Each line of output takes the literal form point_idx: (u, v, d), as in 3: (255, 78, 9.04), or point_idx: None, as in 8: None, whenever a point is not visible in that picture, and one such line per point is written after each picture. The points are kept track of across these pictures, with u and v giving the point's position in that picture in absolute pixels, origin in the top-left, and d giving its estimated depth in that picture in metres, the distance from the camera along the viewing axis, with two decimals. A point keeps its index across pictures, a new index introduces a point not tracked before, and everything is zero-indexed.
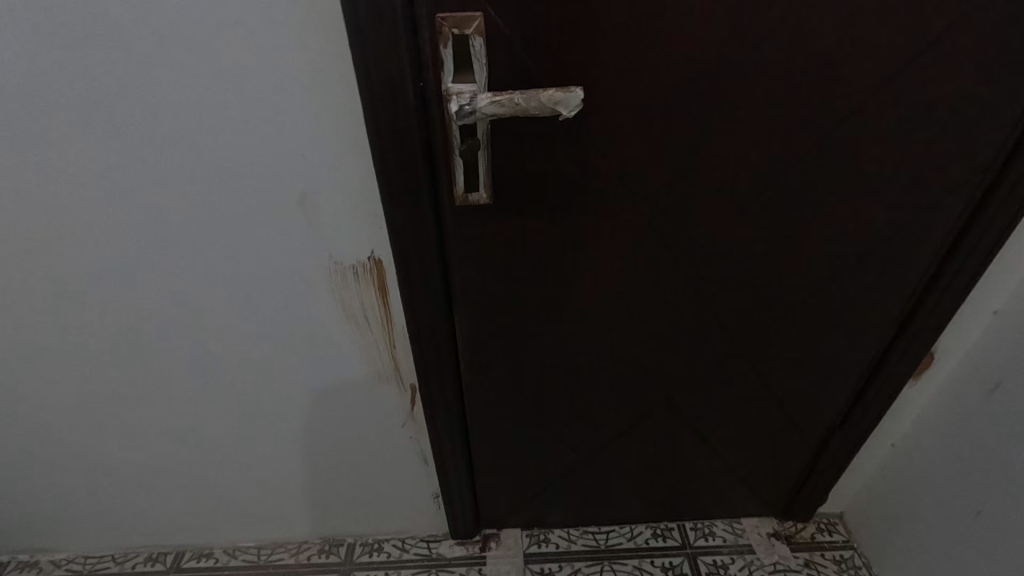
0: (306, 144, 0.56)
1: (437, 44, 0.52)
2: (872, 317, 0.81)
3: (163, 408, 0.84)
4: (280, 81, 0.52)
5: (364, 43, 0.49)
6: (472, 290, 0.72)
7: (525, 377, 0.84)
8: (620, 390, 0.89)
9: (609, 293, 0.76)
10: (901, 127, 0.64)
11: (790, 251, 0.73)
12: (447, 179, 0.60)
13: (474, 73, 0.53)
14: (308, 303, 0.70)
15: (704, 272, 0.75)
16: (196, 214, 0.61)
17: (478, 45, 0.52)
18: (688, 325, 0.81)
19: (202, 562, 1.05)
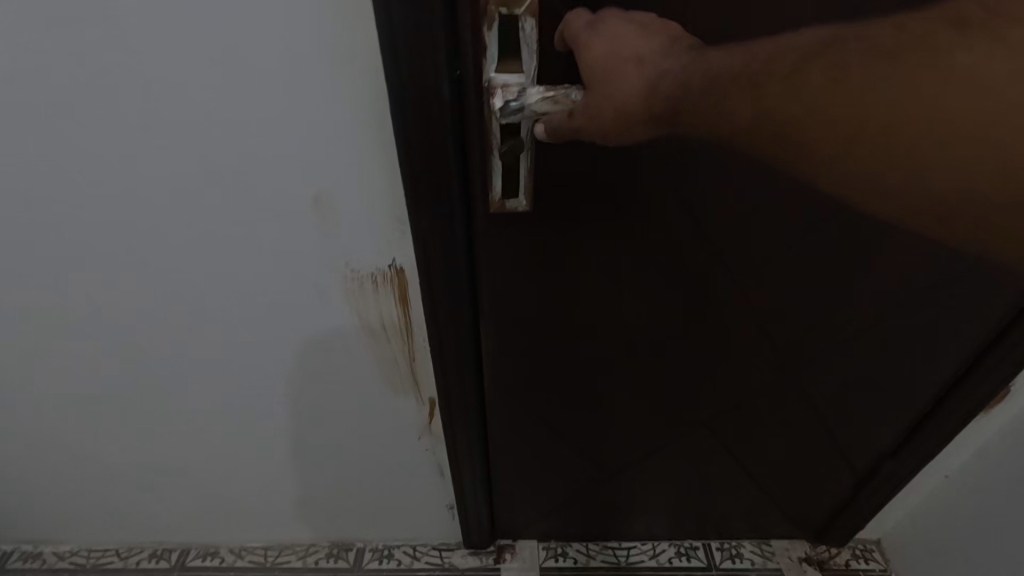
0: (322, 140, 0.49)
1: (479, 27, 0.43)
2: (944, 345, 0.73)
3: (167, 410, 0.79)
4: (292, 66, 0.44)
5: (393, 26, 0.41)
6: (501, 303, 0.65)
7: (553, 392, 0.78)
8: (655, 409, 0.83)
9: (652, 309, 0.69)
10: None
11: (862, 272, 0.65)
12: (482, 184, 0.53)
13: (522, 61, 0.46)
14: (322, 310, 0.64)
15: (760, 290, 0.67)
16: (197, 213, 0.54)
17: (529, 29, 0.44)
18: (735, 342, 0.74)
19: (208, 561, 1.02)
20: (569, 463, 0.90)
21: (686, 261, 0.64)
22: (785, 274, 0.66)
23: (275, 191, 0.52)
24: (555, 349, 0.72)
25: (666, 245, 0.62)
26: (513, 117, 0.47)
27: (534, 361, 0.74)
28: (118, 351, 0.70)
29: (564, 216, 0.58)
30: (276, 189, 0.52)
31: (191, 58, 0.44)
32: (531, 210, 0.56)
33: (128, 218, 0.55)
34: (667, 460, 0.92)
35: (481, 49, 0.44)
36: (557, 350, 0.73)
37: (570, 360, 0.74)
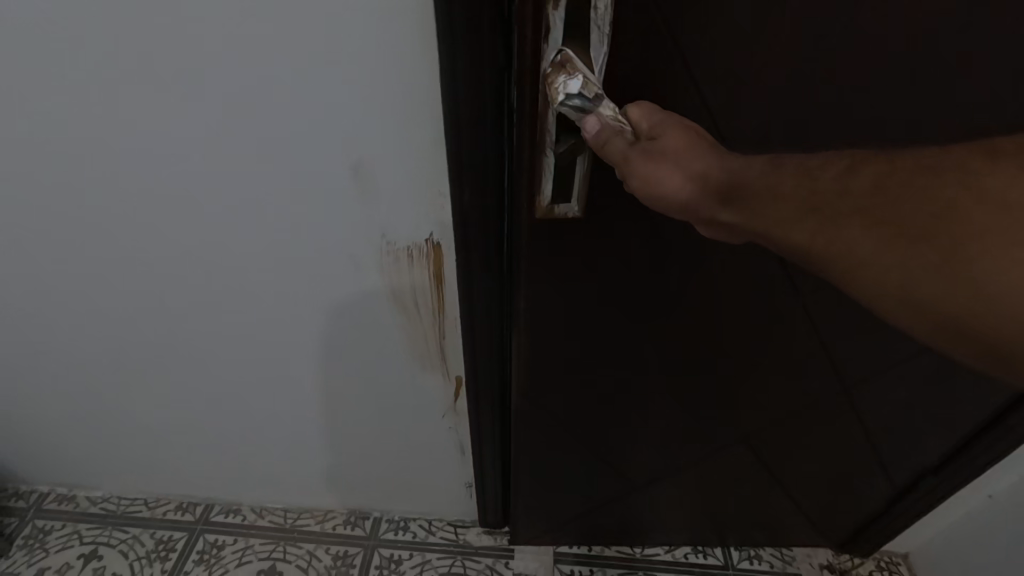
0: (366, 108, 0.47)
1: (543, 2, 0.39)
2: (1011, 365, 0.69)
3: (199, 369, 0.80)
4: (341, 26, 0.42)
5: None
6: (538, 312, 0.62)
7: (583, 402, 0.76)
8: (686, 420, 0.80)
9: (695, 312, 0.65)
10: None
11: None
12: (529, 186, 0.50)
13: (592, 45, 0.42)
14: (358, 282, 0.63)
15: (813, 298, 0.64)
16: (237, 173, 0.53)
17: (602, 7, 0.40)
18: (777, 350, 0.70)
19: (231, 518, 1.05)
20: (593, 470, 0.88)
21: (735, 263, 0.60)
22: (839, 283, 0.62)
23: (315, 155, 0.51)
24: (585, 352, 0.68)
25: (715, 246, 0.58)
26: (575, 108, 0.43)
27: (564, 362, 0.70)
28: (155, 309, 0.71)
29: (610, 215, 0.54)
30: (315, 153, 0.51)
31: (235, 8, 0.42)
32: (580, 215, 0.53)
33: (169, 174, 0.54)
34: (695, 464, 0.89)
35: (542, 30, 0.41)
36: (590, 353, 0.68)
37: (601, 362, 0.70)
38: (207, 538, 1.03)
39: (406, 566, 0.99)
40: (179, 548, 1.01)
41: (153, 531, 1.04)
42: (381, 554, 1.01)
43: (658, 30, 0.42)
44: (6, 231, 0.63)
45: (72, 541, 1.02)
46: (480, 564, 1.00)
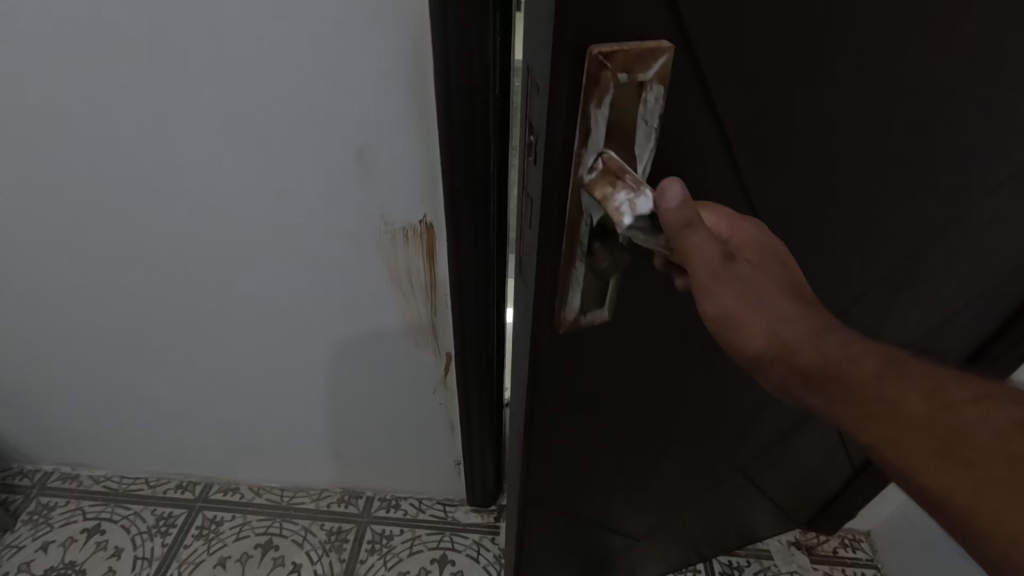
0: (370, 105, 0.53)
1: (582, 101, 0.30)
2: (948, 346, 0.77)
3: (204, 349, 0.85)
4: (351, 32, 0.48)
5: (447, 17, 0.45)
6: (554, 422, 0.53)
7: (594, 489, 0.68)
8: (693, 468, 0.77)
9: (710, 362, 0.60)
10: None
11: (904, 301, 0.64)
12: (552, 304, 0.40)
13: (637, 147, 0.33)
14: (357, 263, 0.69)
15: None
16: (253, 159, 0.59)
17: (654, 100, 0.31)
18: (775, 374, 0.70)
19: (229, 496, 1.10)
20: (601, 539, 0.82)
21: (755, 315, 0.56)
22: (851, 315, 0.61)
23: (323, 142, 0.57)
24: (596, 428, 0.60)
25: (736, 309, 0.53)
26: (640, 233, 0.33)
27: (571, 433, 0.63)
28: (165, 288, 0.77)
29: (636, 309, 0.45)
30: (324, 140, 0.56)
31: (260, 8, 0.47)
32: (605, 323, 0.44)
33: (191, 158, 0.60)
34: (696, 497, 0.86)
35: (582, 130, 0.31)
36: (606, 435, 0.59)
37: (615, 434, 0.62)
38: (207, 514, 1.07)
39: (397, 542, 1.04)
40: (179, 524, 1.06)
41: (154, 507, 1.08)
42: (373, 529, 1.06)
43: (707, 114, 0.34)
44: (34, 211, 0.68)
45: (76, 517, 1.07)
46: (468, 540, 1.05)
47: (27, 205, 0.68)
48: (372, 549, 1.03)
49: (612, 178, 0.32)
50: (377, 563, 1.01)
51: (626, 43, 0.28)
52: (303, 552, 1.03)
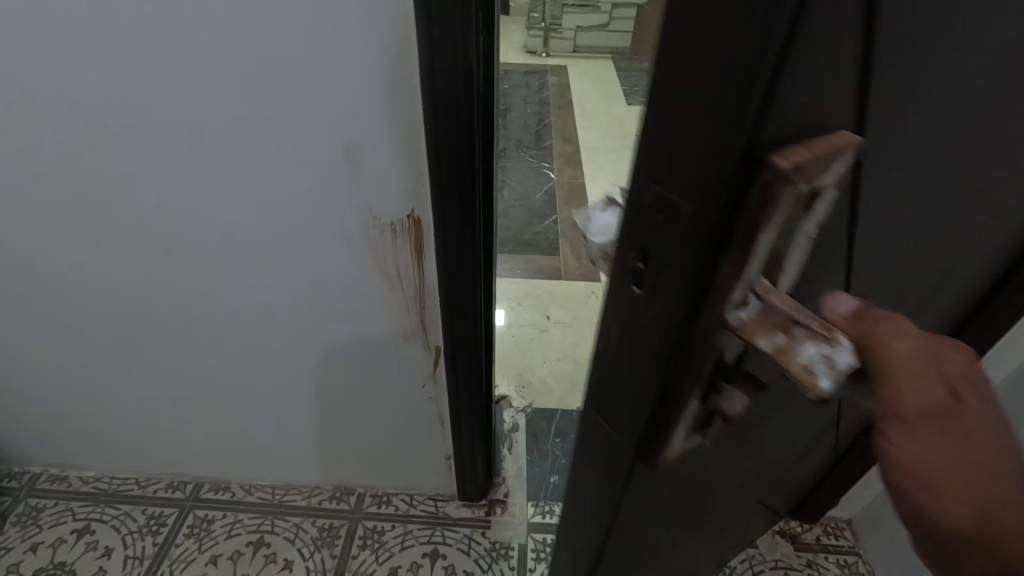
0: (358, 101, 0.54)
1: (758, 231, 0.27)
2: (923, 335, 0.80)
3: (193, 346, 0.86)
4: (339, 29, 0.50)
5: (431, 21, 0.48)
6: (631, 512, 0.50)
7: (655, 548, 0.67)
8: (735, 506, 0.76)
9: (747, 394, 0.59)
10: None
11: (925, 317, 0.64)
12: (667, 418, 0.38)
13: (790, 255, 0.31)
14: (345, 256, 0.70)
15: None
16: (242, 156, 0.60)
17: (820, 209, 0.29)
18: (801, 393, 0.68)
19: (220, 494, 1.10)
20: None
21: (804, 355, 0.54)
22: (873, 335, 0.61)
23: (314, 138, 0.58)
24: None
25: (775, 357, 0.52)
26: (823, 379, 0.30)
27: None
28: (153, 286, 0.77)
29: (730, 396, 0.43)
30: (316, 136, 0.58)
31: (257, 9, 0.49)
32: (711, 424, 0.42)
33: (185, 156, 0.61)
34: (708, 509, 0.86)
35: (748, 257, 0.28)
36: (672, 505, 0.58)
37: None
38: (198, 513, 1.07)
39: (389, 537, 1.05)
40: (169, 523, 1.06)
41: (145, 508, 1.08)
42: (365, 525, 1.07)
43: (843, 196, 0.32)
44: (23, 209, 0.69)
45: (65, 518, 1.06)
46: (459, 534, 1.06)
47: (20, 202, 0.68)
48: (363, 545, 1.04)
49: (790, 319, 0.30)
50: (369, 559, 1.02)
51: (810, 154, 0.25)
52: (295, 549, 1.03)
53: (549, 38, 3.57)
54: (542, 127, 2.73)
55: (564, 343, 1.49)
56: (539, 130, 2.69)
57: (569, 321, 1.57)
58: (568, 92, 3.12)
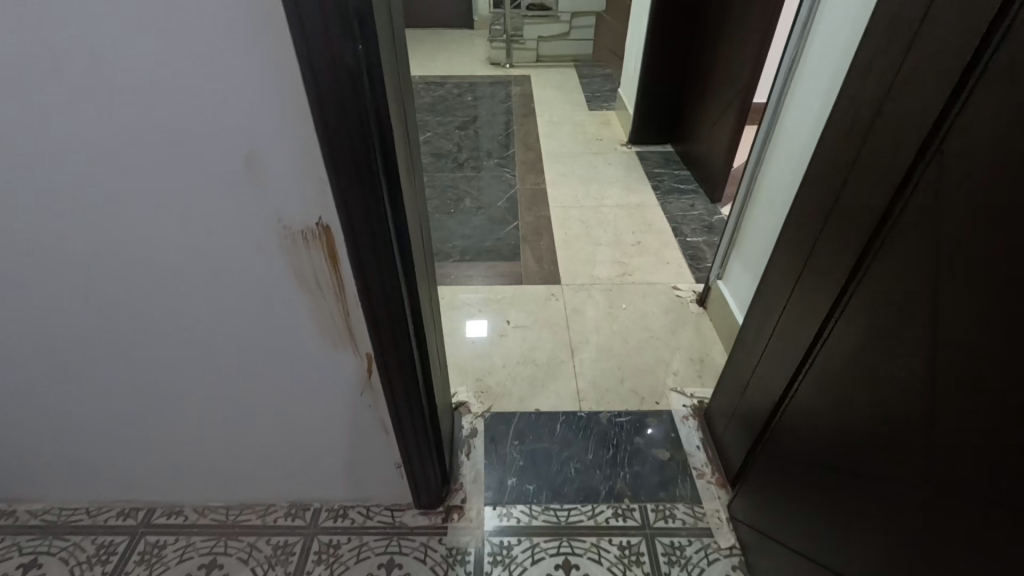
0: (251, 113, 0.56)
1: None
2: (817, 302, 0.83)
3: (127, 371, 0.85)
4: (220, 45, 0.51)
5: (307, 35, 0.50)
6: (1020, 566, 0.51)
7: (895, 551, 0.68)
8: (859, 508, 0.74)
9: (911, 415, 0.63)
10: (910, 122, 0.64)
11: (898, 290, 0.64)
12: None
13: None
14: (263, 268, 0.70)
15: (907, 334, 0.63)
16: (147, 174, 0.61)
17: None
18: (840, 349, 0.76)
19: (173, 519, 1.09)
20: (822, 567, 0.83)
21: (950, 395, 0.57)
22: (893, 301, 0.65)
23: (215, 150, 0.59)
24: (912, 499, 0.64)
25: (971, 421, 0.55)
26: None
27: (887, 531, 0.69)
28: (75, 312, 0.76)
29: None
30: (215, 152, 0.59)
31: (144, 31, 0.50)
32: None
33: (88, 179, 0.61)
34: (776, 482, 0.93)
35: None
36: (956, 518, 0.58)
37: (885, 491, 0.68)
38: (150, 539, 1.06)
39: (344, 550, 1.04)
40: (120, 551, 1.04)
41: (95, 536, 1.06)
42: (320, 540, 1.06)
43: None
44: None
45: (11, 553, 1.04)
46: (415, 542, 1.06)
47: None
48: (318, 559, 1.03)
49: None
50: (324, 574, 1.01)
51: None
52: (248, 569, 1.02)
53: (511, 49, 3.62)
54: (505, 136, 2.76)
55: (524, 347, 1.50)
56: (504, 139, 2.72)
57: (529, 324, 1.58)
58: (531, 101, 3.15)
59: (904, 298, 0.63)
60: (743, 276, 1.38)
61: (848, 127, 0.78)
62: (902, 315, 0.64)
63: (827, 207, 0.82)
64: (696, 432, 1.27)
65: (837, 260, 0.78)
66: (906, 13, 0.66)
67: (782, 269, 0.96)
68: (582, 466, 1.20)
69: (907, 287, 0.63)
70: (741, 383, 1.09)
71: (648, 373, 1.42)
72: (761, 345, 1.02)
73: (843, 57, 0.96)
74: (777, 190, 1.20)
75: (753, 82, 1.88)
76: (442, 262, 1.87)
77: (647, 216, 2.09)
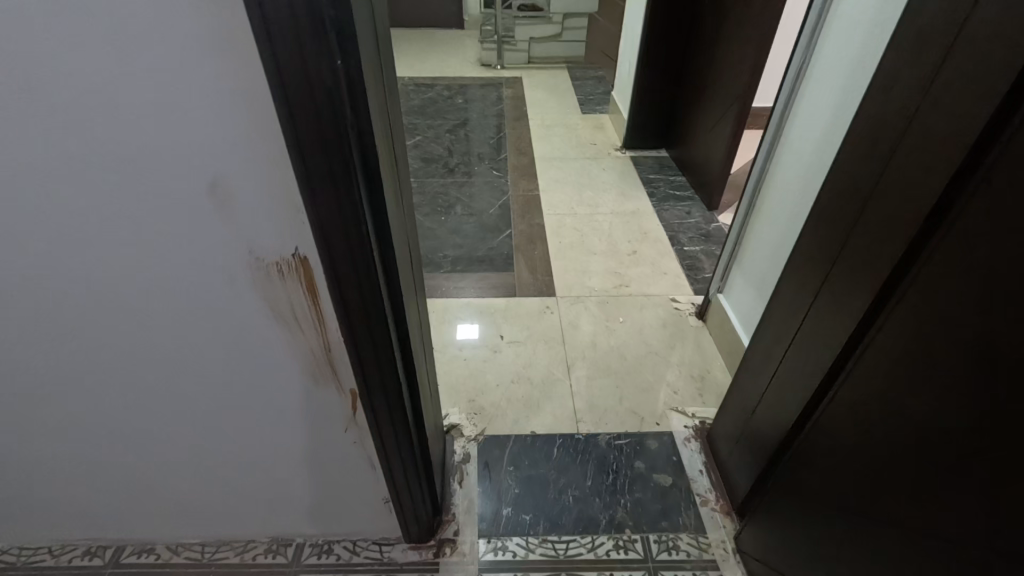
0: (214, 136, 0.49)
1: None
2: (834, 330, 0.78)
3: (86, 410, 0.78)
4: (176, 61, 0.45)
5: (275, 50, 0.44)
6: None
7: None
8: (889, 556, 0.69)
9: (953, 465, 0.58)
10: (944, 145, 0.59)
11: (932, 327, 0.59)
12: None
13: None
14: (233, 301, 0.63)
15: (944, 376, 0.58)
16: (98, 204, 0.54)
17: None
18: (862, 383, 0.71)
19: (144, 558, 1.02)
20: None
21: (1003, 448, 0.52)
22: (926, 339, 0.60)
23: (174, 177, 0.52)
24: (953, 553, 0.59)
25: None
26: None
27: None
28: (25, 351, 0.69)
29: None
30: (174, 179, 0.52)
31: (87, 46, 0.44)
32: None
33: (31, 210, 0.54)
34: (789, 518, 0.89)
35: None
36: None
37: (920, 541, 0.63)
38: None
39: None
40: None
41: None
42: None
43: None
44: None
45: None
46: None
47: None
48: None
49: None
50: None
51: None
52: None
53: (502, 51, 3.56)
54: (497, 140, 2.70)
55: (519, 364, 1.44)
56: (495, 144, 2.66)
57: (524, 339, 1.52)
58: (523, 104, 3.09)
59: (940, 336, 0.58)
60: (746, 292, 1.33)
61: (871, 145, 0.73)
62: (936, 354, 0.59)
63: (845, 229, 0.77)
64: (698, 455, 1.22)
65: (856, 288, 0.73)
66: (936, 25, 0.61)
67: (793, 291, 0.91)
68: (580, 493, 1.14)
69: (945, 325, 0.58)
70: (748, 408, 1.05)
71: (647, 392, 1.37)
72: (771, 369, 0.97)
73: (855, 68, 0.91)
74: (784, 204, 1.15)
75: (751, 88, 1.83)
76: (432, 272, 1.80)
77: (643, 224, 2.04)
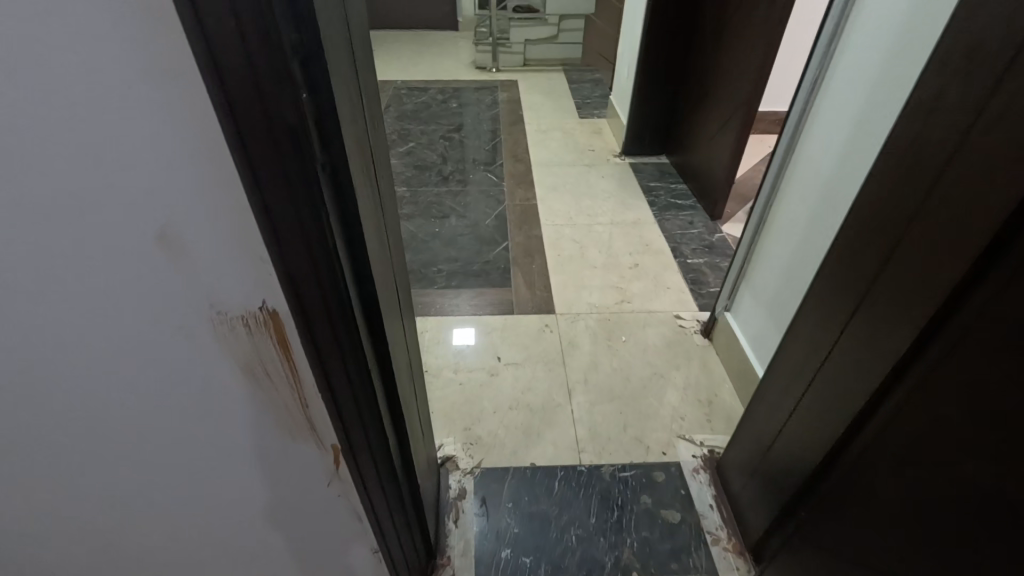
0: (163, 183, 0.42)
1: None
2: (863, 372, 0.72)
3: (32, 479, 0.69)
4: (113, 98, 0.37)
5: (228, 84, 0.37)
6: None
7: None
8: None
9: (1010, 541, 0.51)
10: (998, 179, 0.52)
11: (981, 382, 0.53)
12: None
13: None
14: (195, 358, 0.56)
15: (996, 439, 0.51)
16: (28, 261, 0.46)
17: None
18: (897, 434, 0.65)
19: None
20: None
21: None
22: (974, 396, 0.54)
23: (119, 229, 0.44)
24: None
25: None
26: None
27: None
28: None
29: None
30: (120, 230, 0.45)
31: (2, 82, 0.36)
32: None
33: None
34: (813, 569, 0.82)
35: None
36: None
37: None
38: None
39: None
40: None
41: None
42: None
43: None
44: None
45: None
46: None
47: None
48: None
49: None
50: None
51: None
52: None
53: (496, 53, 3.48)
54: (492, 147, 2.62)
55: (517, 389, 1.37)
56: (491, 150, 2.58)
57: (522, 361, 1.45)
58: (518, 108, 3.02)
59: (992, 395, 0.52)
60: (755, 313, 1.26)
61: (908, 170, 0.66)
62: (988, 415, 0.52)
63: (878, 262, 0.71)
64: (708, 488, 1.15)
65: (890, 329, 0.66)
66: (990, 44, 0.54)
67: (815, 323, 0.85)
68: (584, 532, 1.07)
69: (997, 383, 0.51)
70: (763, 444, 0.98)
71: (653, 419, 1.30)
72: (790, 405, 0.90)
73: (880, 83, 0.84)
74: (798, 223, 1.09)
75: (755, 98, 1.78)
76: (425, 289, 1.72)
77: (643, 235, 1.97)
